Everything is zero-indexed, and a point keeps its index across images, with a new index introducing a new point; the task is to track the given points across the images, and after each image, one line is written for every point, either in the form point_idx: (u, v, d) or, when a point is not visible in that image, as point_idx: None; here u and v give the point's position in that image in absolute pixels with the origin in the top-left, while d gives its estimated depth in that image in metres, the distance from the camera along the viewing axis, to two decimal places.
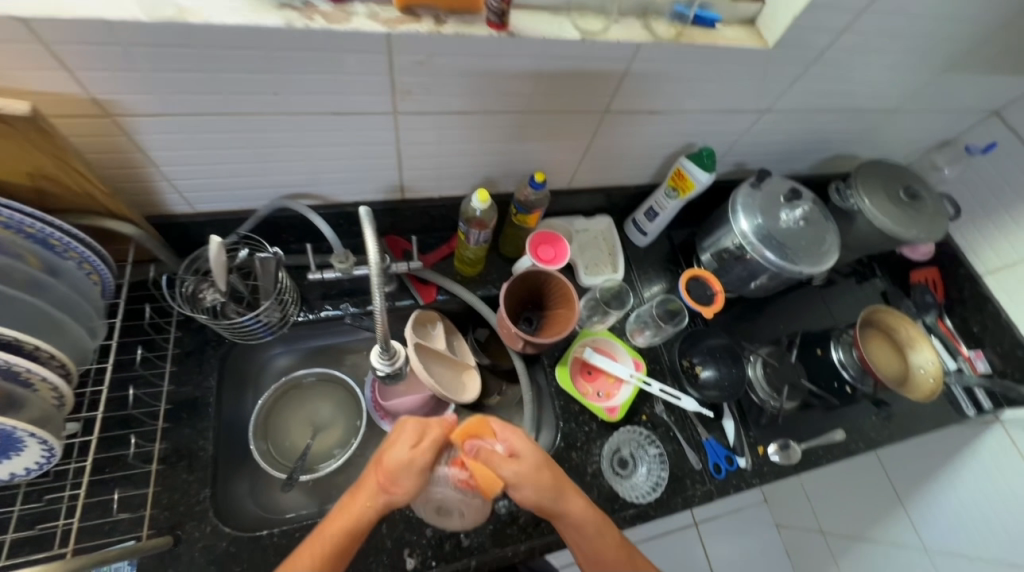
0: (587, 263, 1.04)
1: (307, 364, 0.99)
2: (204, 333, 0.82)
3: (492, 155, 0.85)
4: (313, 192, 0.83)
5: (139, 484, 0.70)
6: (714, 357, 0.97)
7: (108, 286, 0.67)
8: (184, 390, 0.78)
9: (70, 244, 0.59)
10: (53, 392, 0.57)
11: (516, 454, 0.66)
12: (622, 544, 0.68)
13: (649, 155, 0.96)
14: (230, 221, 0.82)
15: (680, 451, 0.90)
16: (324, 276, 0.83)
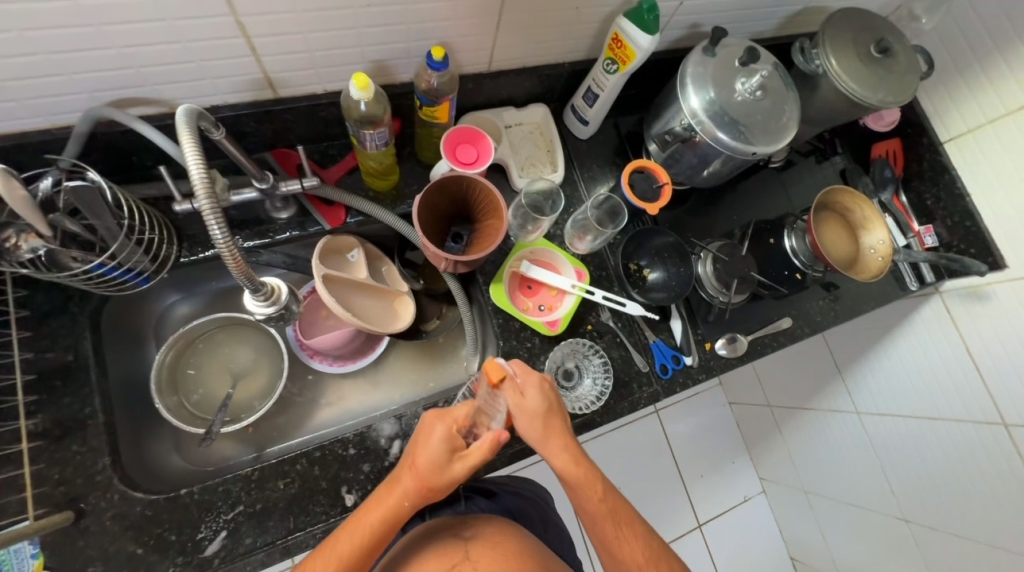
0: (522, 164, 0.91)
1: (214, 308, 0.87)
2: (62, 288, 0.69)
3: (377, 30, 0.66)
4: (148, 97, 0.64)
5: (18, 464, 0.62)
6: (661, 258, 0.90)
7: None
8: (51, 356, 0.67)
9: None
10: None
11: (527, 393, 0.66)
12: (626, 514, 0.68)
13: (583, 19, 0.78)
14: (46, 145, 0.63)
15: (626, 357, 0.88)
16: (194, 206, 0.68)
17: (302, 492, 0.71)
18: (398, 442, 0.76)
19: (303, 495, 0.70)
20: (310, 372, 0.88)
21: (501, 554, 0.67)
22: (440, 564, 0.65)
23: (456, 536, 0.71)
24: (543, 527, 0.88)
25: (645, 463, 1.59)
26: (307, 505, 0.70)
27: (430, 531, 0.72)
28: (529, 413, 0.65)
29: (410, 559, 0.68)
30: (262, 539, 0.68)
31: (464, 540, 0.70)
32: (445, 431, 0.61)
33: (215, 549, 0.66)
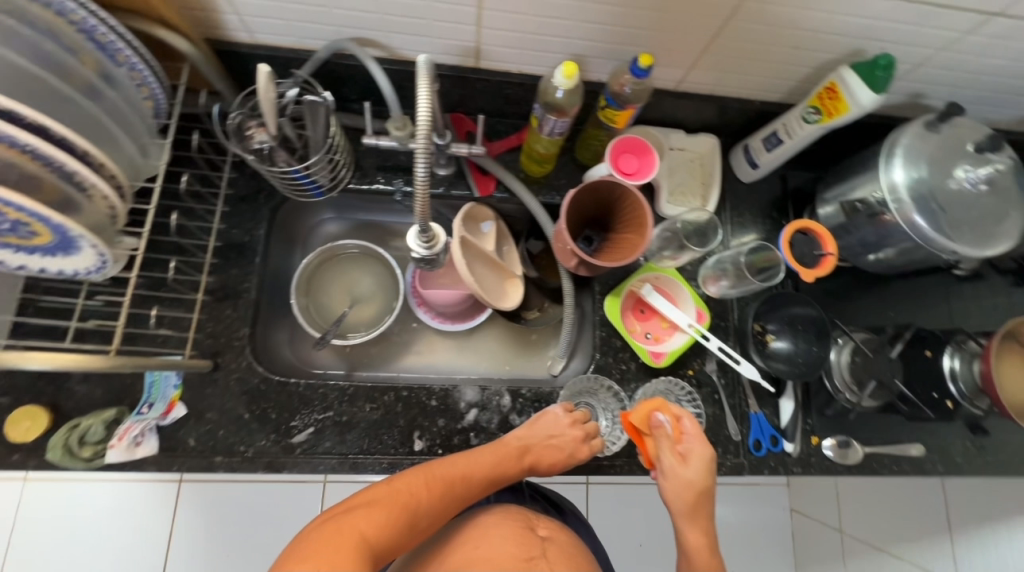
0: (673, 189, 0.88)
1: (354, 235, 0.97)
2: (258, 180, 0.81)
3: (592, 25, 0.68)
4: (378, 40, 0.72)
5: (188, 309, 0.74)
6: (793, 328, 0.82)
7: (160, 106, 0.65)
8: (235, 232, 0.79)
9: (115, 44, 0.55)
10: (107, 203, 0.58)
11: (684, 456, 0.72)
12: None
13: (798, 60, 0.73)
14: (289, 60, 0.74)
15: (720, 417, 0.83)
16: (379, 143, 0.76)
17: (380, 421, 0.76)
18: (474, 411, 0.79)
19: (382, 425, 0.76)
20: (416, 321, 0.95)
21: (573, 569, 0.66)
22: (517, 550, 0.65)
23: (531, 529, 0.70)
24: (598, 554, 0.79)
25: None
26: (382, 434, 0.76)
27: (509, 512, 0.73)
28: (679, 473, 0.71)
29: (488, 528, 0.69)
30: (338, 447, 0.74)
31: (540, 537, 0.69)
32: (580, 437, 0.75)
33: (301, 439, 0.74)
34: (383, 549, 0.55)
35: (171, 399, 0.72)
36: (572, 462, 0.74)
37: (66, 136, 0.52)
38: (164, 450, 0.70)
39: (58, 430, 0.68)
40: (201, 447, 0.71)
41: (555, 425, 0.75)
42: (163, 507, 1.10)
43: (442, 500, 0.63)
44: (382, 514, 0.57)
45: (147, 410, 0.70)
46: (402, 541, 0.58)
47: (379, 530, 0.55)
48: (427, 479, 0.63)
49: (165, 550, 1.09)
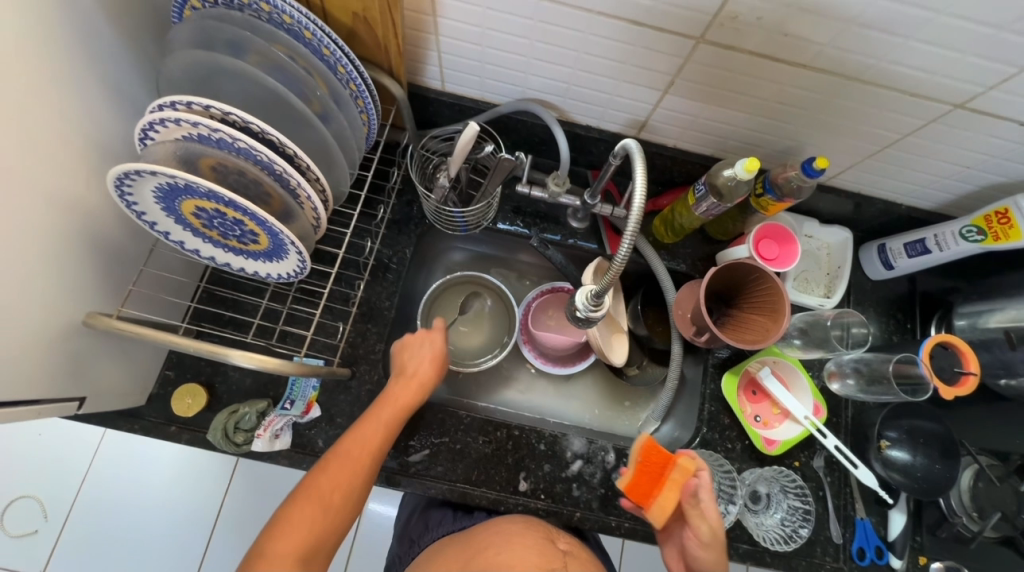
0: (798, 275, 0.89)
1: (474, 266, 1.02)
2: (411, 207, 0.88)
3: (767, 119, 0.71)
4: (556, 104, 0.78)
5: (337, 318, 0.80)
6: (917, 441, 0.79)
7: (372, 127, 0.68)
8: (385, 253, 0.85)
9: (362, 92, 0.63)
10: (314, 213, 0.62)
11: (713, 523, 0.65)
12: None
13: (965, 175, 0.74)
14: (469, 109, 0.80)
15: (823, 516, 0.80)
16: (532, 192, 0.81)
17: (489, 457, 0.79)
18: (579, 462, 0.80)
19: (491, 460, 0.79)
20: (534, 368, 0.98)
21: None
22: (540, 558, 0.64)
23: (553, 542, 0.69)
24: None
25: None
26: (490, 470, 0.78)
27: (530, 523, 0.71)
28: (714, 537, 0.65)
29: (513, 535, 0.67)
30: (448, 473, 0.77)
31: (561, 549, 0.68)
32: (429, 346, 0.74)
33: (416, 459, 0.77)
34: (317, 548, 0.58)
35: (310, 399, 0.77)
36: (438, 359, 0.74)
37: (295, 153, 0.57)
38: (295, 446, 0.75)
39: (212, 410, 0.75)
40: (328, 449, 0.76)
41: (425, 346, 0.74)
42: (222, 477, 1.16)
43: (365, 468, 0.63)
44: (296, 528, 0.57)
45: (289, 407, 0.75)
46: (329, 532, 0.59)
47: (299, 540, 0.57)
48: (334, 463, 0.62)
49: (217, 518, 1.15)
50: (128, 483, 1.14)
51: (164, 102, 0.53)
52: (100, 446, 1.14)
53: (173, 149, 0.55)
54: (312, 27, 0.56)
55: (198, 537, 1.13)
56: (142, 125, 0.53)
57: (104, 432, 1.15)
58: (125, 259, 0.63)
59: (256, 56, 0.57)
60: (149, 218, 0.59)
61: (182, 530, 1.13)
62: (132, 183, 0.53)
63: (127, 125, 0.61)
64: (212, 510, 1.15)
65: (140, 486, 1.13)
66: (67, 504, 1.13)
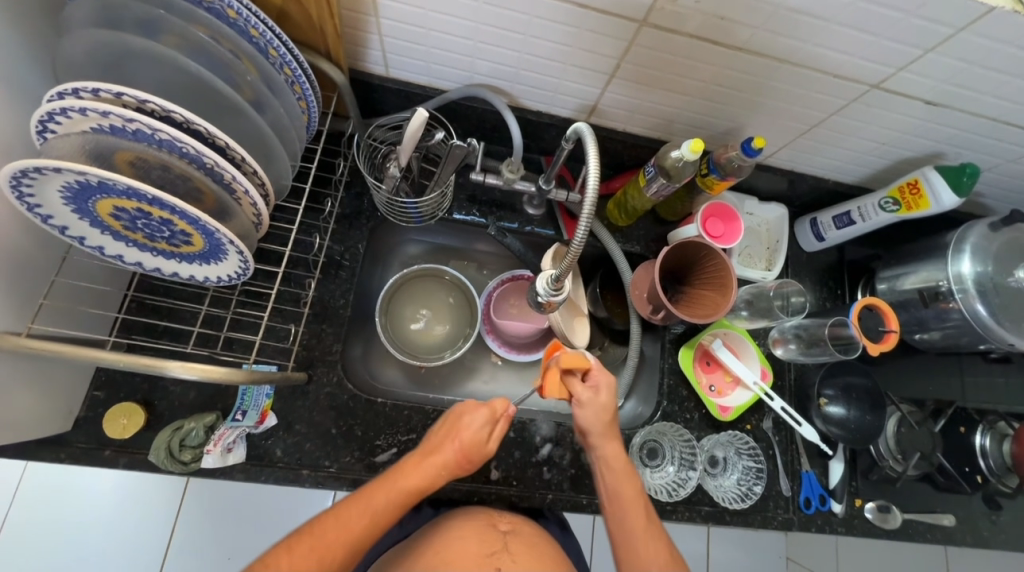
0: (741, 250, 0.94)
1: (431, 259, 0.99)
2: (361, 200, 0.84)
3: (708, 102, 0.74)
4: (505, 89, 0.77)
5: (287, 320, 0.76)
6: (850, 396, 0.87)
7: (312, 115, 0.64)
8: (336, 249, 0.81)
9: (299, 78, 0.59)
10: (253, 208, 0.58)
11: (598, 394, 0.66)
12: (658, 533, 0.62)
13: (881, 151, 0.81)
14: (417, 95, 0.78)
15: (773, 472, 0.86)
16: (486, 180, 0.80)
17: None
18: (548, 446, 0.81)
19: None
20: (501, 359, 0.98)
21: (538, 559, 0.65)
22: (478, 547, 0.64)
23: (492, 525, 0.69)
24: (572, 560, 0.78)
25: None
26: None
27: (474, 513, 0.71)
28: (601, 404, 0.66)
29: (452, 531, 0.67)
30: None
31: (503, 530, 0.68)
32: (493, 421, 0.62)
33: (384, 459, 0.75)
34: None
35: (264, 408, 0.72)
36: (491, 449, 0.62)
37: (227, 144, 0.53)
38: (250, 459, 0.71)
39: (153, 430, 0.69)
40: (288, 458, 0.72)
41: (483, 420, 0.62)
42: (168, 500, 1.07)
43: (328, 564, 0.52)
44: None
45: (242, 417, 0.71)
46: None
47: None
48: (293, 556, 0.51)
49: (166, 545, 1.06)
50: (58, 517, 1.03)
51: (65, 90, 0.47)
52: (22, 479, 1.03)
53: (81, 143, 0.49)
54: (237, 5, 0.51)
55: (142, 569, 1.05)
56: (38, 115, 0.47)
57: (24, 465, 1.03)
58: (33, 270, 0.56)
59: (172, 36, 0.51)
60: (58, 222, 0.52)
61: (126, 563, 1.04)
62: (32, 182, 0.47)
63: (21, 117, 0.54)
64: (159, 536, 1.06)
65: (72, 520, 1.03)
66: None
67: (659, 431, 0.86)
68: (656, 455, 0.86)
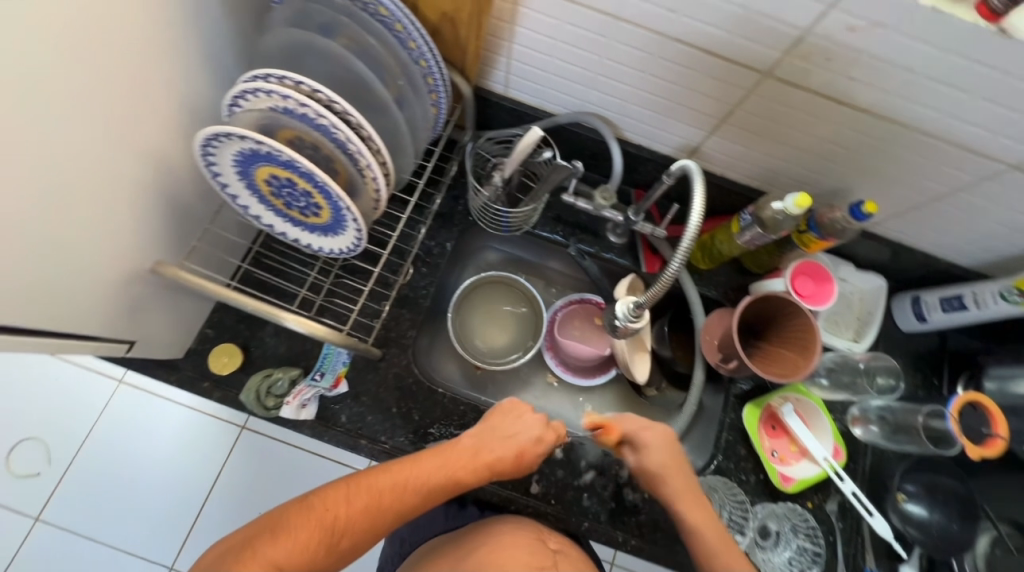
0: (828, 316, 0.89)
1: (506, 268, 1.04)
2: (458, 203, 0.90)
3: (818, 159, 0.73)
4: (613, 121, 0.80)
5: (374, 299, 0.82)
6: (936, 497, 0.78)
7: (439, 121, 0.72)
8: (427, 243, 0.88)
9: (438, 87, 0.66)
10: (376, 195, 0.65)
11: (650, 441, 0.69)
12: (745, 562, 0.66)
13: (1010, 237, 0.74)
14: (528, 115, 0.84)
15: (832, 561, 0.78)
16: (577, 202, 0.83)
17: None
18: (592, 472, 0.80)
19: None
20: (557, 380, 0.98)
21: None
22: (531, 559, 0.64)
23: (542, 541, 0.69)
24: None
25: None
26: None
27: (523, 525, 0.71)
28: (659, 449, 0.69)
29: (504, 537, 0.67)
30: None
31: (552, 549, 0.68)
32: (527, 425, 0.68)
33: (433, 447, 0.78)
34: None
35: (339, 374, 0.78)
36: (526, 454, 0.67)
37: (370, 135, 0.60)
38: (319, 418, 0.77)
39: (245, 372, 0.77)
40: (350, 425, 0.77)
41: (519, 424, 0.68)
42: (227, 441, 1.17)
43: (369, 515, 0.57)
44: (296, 538, 0.53)
45: (319, 378, 0.77)
46: (323, 554, 0.54)
47: (291, 555, 0.52)
48: (338, 503, 0.56)
49: (215, 482, 1.15)
50: (137, 434, 1.15)
51: (259, 74, 0.56)
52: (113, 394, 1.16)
53: (260, 119, 0.59)
54: (406, 22, 0.60)
55: (191, 499, 1.14)
56: (235, 92, 0.57)
57: (122, 378, 1.17)
58: (192, 215, 0.67)
59: (347, 41, 0.61)
60: (223, 180, 0.62)
61: (180, 489, 1.14)
62: (217, 144, 0.57)
63: (215, 90, 0.65)
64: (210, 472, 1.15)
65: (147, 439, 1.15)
66: (76, 446, 1.14)
67: (709, 485, 0.82)
68: None
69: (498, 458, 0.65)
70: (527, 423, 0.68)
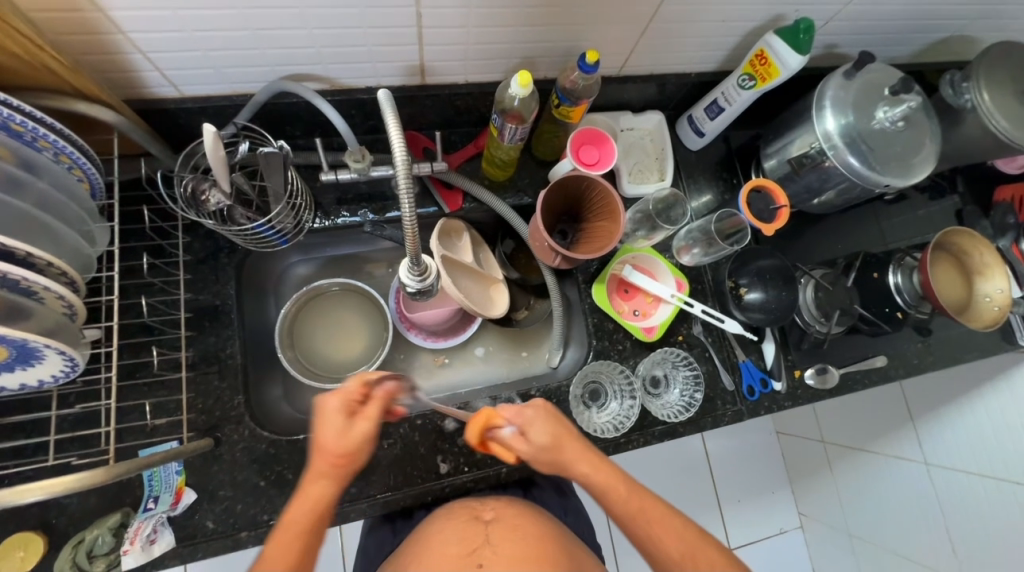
0: (630, 169, 0.91)
1: (326, 274, 0.93)
2: (214, 239, 0.76)
3: (534, 27, 0.69)
4: (318, 73, 0.69)
5: (171, 390, 0.69)
6: (763, 279, 0.88)
7: (95, 184, 0.60)
8: (202, 298, 0.74)
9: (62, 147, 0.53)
10: (62, 303, 0.53)
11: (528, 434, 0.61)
12: (696, 534, 0.60)
13: (727, 29, 0.78)
14: (226, 107, 0.69)
15: (714, 373, 0.88)
16: (338, 177, 0.73)
17: (403, 458, 0.76)
18: None
19: (404, 459, 0.76)
20: (445, 358, 0.94)
21: (521, 538, 0.66)
22: (460, 544, 0.65)
23: (476, 517, 0.70)
24: (567, 515, 0.82)
25: (684, 499, 1.44)
26: (407, 467, 0.76)
27: (451, 513, 0.71)
28: (539, 445, 0.60)
29: (435, 535, 0.67)
30: (365, 491, 0.74)
31: (484, 521, 0.69)
32: (356, 417, 0.55)
33: None
34: None
35: (177, 487, 0.67)
36: (363, 444, 0.55)
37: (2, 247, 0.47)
38: (181, 541, 0.67)
39: (59, 550, 0.63)
40: (222, 527, 0.68)
41: (336, 425, 0.54)
42: None
43: None
44: None
45: (154, 505, 0.65)
46: None
47: None
48: None
49: None
50: None
51: None
52: None
53: None
54: None
55: None
56: None
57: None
58: None
59: None
60: None
61: None
62: None
63: None
64: None
65: None
66: None
67: (592, 372, 0.85)
68: (601, 396, 0.85)
69: (339, 468, 0.55)
70: (345, 416, 0.55)
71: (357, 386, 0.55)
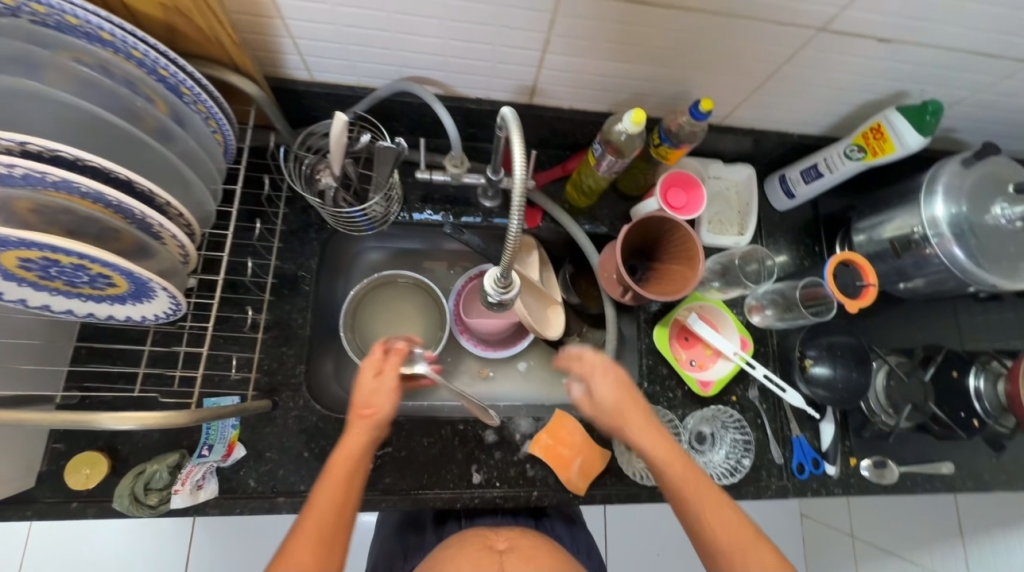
0: (711, 218, 0.90)
1: (395, 265, 0.97)
2: (308, 214, 0.81)
3: (651, 68, 0.70)
4: (437, 79, 0.73)
5: (245, 347, 0.74)
6: (833, 354, 0.84)
7: (229, 147, 0.64)
8: (287, 267, 0.78)
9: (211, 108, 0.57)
10: (180, 249, 0.57)
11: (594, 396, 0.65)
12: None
13: (842, 98, 0.76)
14: (348, 97, 0.74)
15: (763, 441, 0.84)
16: (432, 178, 0.76)
17: (439, 460, 0.77)
18: (529, 443, 0.79)
19: (440, 460, 0.76)
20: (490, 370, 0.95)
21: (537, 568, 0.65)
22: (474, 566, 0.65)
23: (490, 546, 0.70)
24: (580, 552, 0.80)
25: None
26: (441, 470, 0.76)
27: (466, 540, 0.72)
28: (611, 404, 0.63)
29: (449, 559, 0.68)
30: (397, 484, 0.74)
31: (498, 550, 0.69)
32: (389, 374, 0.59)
33: None
34: None
35: (230, 440, 0.70)
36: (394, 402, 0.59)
37: (144, 188, 0.51)
38: (224, 492, 0.69)
39: (119, 475, 0.68)
40: (262, 487, 0.70)
41: (369, 378, 0.59)
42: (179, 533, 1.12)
43: None
44: None
45: (207, 453, 0.68)
46: None
47: None
48: None
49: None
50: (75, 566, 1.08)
51: None
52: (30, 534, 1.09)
53: None
54: (135, 42, 0.49)
55: None
56: None
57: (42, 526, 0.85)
58: None
59: (55, 72, 0.48)
60: None
61: None
62: None
63: None
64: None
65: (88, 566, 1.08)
66: None
67: None
68: None
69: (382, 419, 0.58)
70: (370, 370, 0.59)
71: (379, 350, 0.60)
